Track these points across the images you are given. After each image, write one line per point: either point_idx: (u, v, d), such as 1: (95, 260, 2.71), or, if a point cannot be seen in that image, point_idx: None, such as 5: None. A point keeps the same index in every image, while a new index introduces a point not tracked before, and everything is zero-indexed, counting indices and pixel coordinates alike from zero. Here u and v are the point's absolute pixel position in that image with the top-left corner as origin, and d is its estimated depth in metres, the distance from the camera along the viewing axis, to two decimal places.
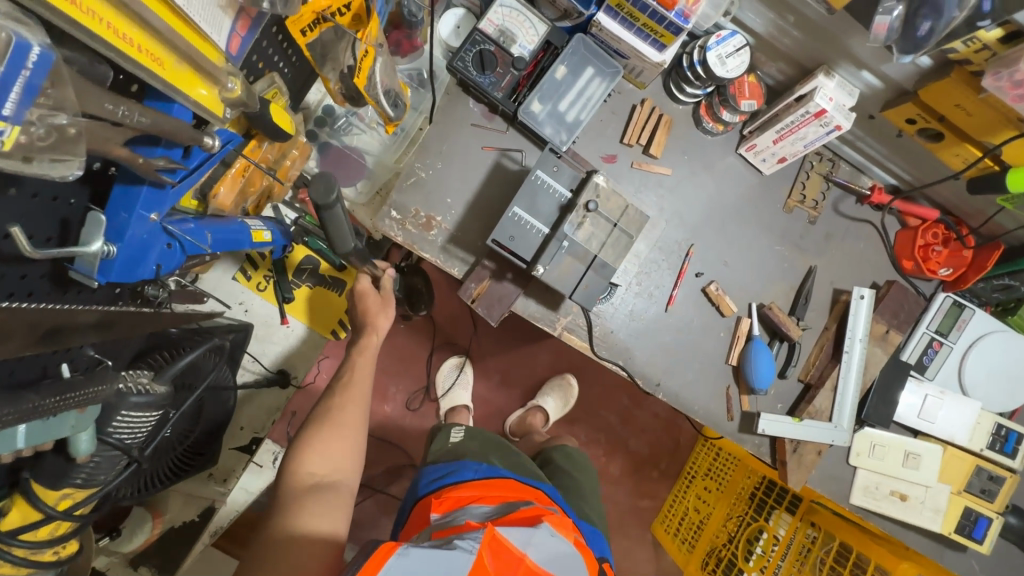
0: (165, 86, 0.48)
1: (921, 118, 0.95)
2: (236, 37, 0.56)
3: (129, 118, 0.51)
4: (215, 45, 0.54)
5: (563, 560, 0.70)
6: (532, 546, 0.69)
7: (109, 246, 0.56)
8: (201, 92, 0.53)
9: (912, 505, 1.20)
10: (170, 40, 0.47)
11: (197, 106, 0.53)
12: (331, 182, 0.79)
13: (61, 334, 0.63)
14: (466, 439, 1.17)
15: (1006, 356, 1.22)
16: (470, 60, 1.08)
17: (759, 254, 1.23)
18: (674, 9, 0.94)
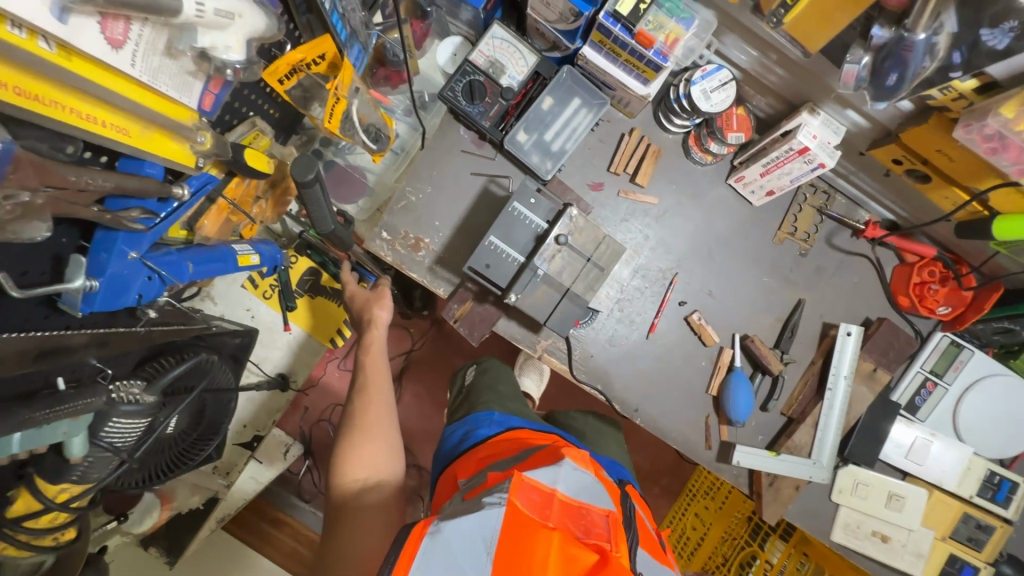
0: (134, 150, 0.60)
1: (907, 160, 0.93)
2: (208, 94, 0.70)
3: (91, 183, 0.59)
4: (188, 107, 0.67)
5: (592, 489, 0.65)
6: (560, 480, 0.64)
7: (91, 282, 0.66)
8: (172, 146, 0.66)
9: (893, 548, 1.18)
10: (133, 111, 0.59)
11: (170, 159, 0.66)
12: (314, 160, 0.84)
13: (58, 354, 0.71)
14: (479, 374, 1.14)
15: (1003, 401, 1.18)
16: (460, 90, 1.12)
17: (745, 285, 1.23)
18: (652, 47, 0.95)
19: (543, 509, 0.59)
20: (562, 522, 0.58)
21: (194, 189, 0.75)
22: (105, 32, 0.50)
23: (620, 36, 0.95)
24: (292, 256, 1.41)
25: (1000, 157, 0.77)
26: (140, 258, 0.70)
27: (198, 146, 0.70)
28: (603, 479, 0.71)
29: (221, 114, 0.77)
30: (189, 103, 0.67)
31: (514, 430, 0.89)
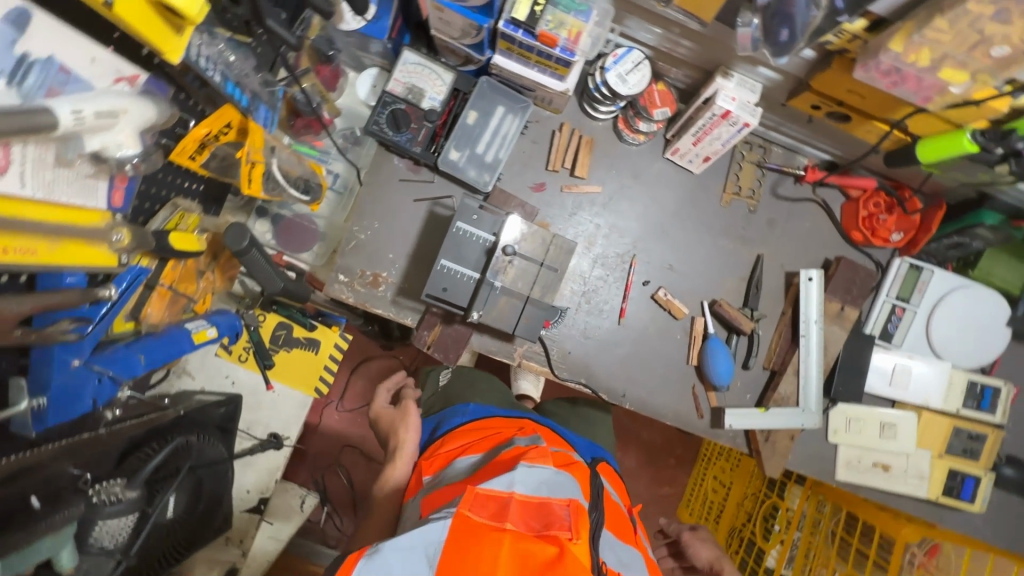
0: (44, 264, 0.59)
1: (823, 104, 0.96)
2: (116, 191, 0.70)
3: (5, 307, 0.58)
4: (96, 210, 0.66)
5: (551, 482, 0.70)
6: (517, 482, 0.68)
7: (36, 401, 0.67)
8: (89, 252, 0.65)
9: (896, 475, 1.20)
10: (37, 228, 0.58)
11: (90, 265, 0.66)
12: (244, 229, 0.84)
13: (22, 475, 0.70)
14: (452, 377, 1.26)
15: (971, 312, 1.20)
16: (384, 121, 1.12)
17: (703, 252, 1.24)
18: (557, 45, 0.96)
19: (498, 513, 0.64)
20: (521, 520, 0.64)
21: (122, 285, 0.75)
22: None
23: (524, 40, 0.97)
24: (260, 314, 1.41)
25: (902, 89, 0.80)
26: (84, 363, 0.71)
27: (116, 245, 0.69)
28: (564, 467, 0.77)
29: (137, 207, 0.76)
30: (96, 205, 0.67)
31: (483, 418, 1.00)
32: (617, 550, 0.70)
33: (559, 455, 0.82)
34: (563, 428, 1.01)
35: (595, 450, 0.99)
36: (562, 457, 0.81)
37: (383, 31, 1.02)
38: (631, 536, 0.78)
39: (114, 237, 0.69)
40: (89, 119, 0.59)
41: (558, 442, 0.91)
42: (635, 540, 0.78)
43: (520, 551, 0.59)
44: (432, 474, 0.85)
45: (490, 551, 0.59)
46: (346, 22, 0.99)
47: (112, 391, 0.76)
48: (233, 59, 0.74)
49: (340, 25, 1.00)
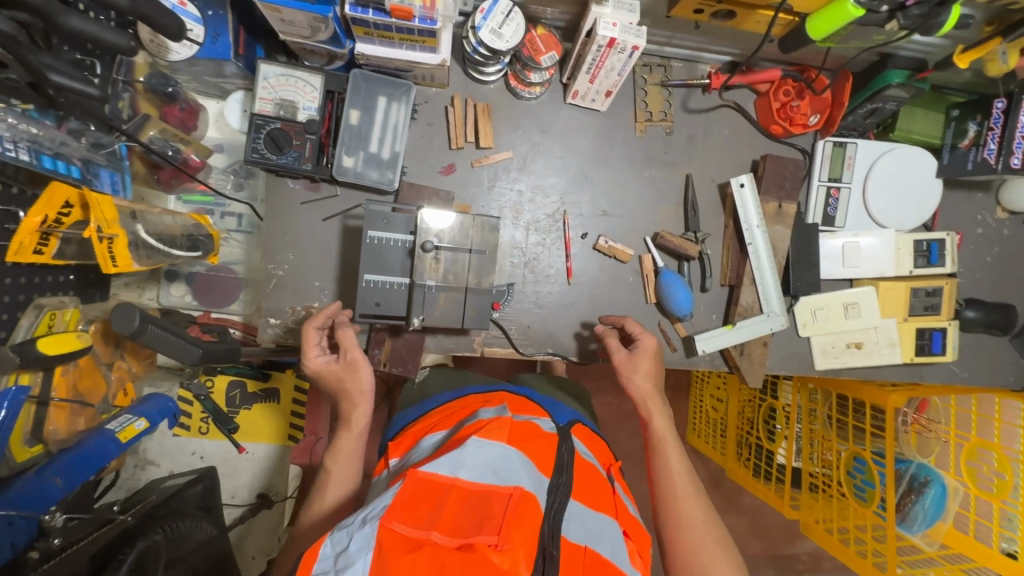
0: None
1: (705, 6, 0.90)
2: None
3: None
4: None
5: (499, 462, 0.69)
6: (461, 467, 0.67)
7: None
8: None
9: (869, 350, 1.22)
10: None
11: None
12: (132, 309, 0.75)
13: None
14: (430, 377, 1.21)
15: (901, 173, 1.20)
16: (262, 145, 1.02)
17: (633, 188, 1.20)
18: (414, 17, 0.87)
19: (428, 519, 0.62)
20: (450, 526, 0.61)
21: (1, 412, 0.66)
22: None
23: (378, 20, 0.88)
24: (207, 380, 1.32)
25: None
26: None
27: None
28: (522, 441, 0.77)
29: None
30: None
31: (463, 397, 1.01)
32: (576, 522, 0.70)
33: (523, 425, 0.82)
34: (539, 394, 1.01)
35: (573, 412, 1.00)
36: (526, 428, 0.81)
37: (227, 50, 0.92)
38: (605, 499, 0.79)
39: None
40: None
41: (533, 409, 0.92)
42: (611, 502, 0.80)
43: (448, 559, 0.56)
44: (397, 456, 0.87)
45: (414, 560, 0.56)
46: (175, 50, 0.89)
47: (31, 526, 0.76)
48: (37, 130, 0.67)
49: (166, 55, 0.89)
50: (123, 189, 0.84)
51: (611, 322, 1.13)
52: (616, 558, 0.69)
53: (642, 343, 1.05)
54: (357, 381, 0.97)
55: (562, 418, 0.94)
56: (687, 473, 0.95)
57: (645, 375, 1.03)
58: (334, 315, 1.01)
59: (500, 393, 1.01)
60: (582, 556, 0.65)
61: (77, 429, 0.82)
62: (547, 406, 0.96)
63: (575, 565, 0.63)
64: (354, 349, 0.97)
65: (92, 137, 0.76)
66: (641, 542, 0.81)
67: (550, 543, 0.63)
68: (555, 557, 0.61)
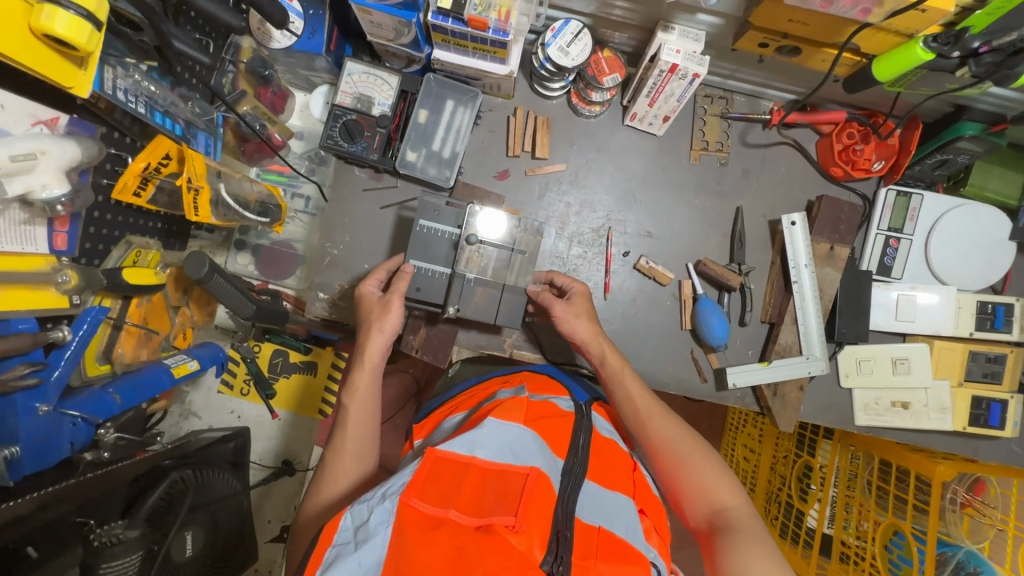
0: None
1: (770, 40, 0.92)
2: (58, 234, 0.68)
3: None
4: (36, 255, 0.65)
5: (512, 449, 0.71)
6: (478, 448, 0.70)
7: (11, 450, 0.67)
8: (34, 298, 0.65)
9: (917, 412, 1.15)
10: None
11: (37, 310, 0.65)
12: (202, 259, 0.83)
13: None
14: (460, 368, 1.21)
15: (967, 230, 1.15)
16: (338, 133, 1.12)
17: (681, 214, 1.21)
18: (488, 28, 0.94)
19: (449, 497, 0.63)
20: (466, 509, 0.62)
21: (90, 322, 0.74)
22: None
23: (455, 28, 0.95)
24: (255, 345, 1.41)
25: (838, 6, 0.75)
26: (51, 409, 0.72)
27: (63, 286, 0.68)
28: (534, 423, 0.80)
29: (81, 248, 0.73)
30: (37, 250, 0.65)
31: (484, 380, 1.06)
32: (592, 505, 0.72)
33: (540, 406, 0.86)
34: (563, 375, 1.05)
35: (588, 392, 1.04)
36: (543, 409, 0.86)
37: (320, 45, 1.02)
38: (624, 481, 0.82)
39: (59, 278, 0.67)
40: (2, 163, 0.56)
41: (551, 389, 0.96)
42: (631, 486, 0.83)
43: (472, 534, 0.58)
44: (421, 438, 0.90)
45: (432, 538, 0.57)
46: (276, 39, 0.99)
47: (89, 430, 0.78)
48: (154, 89, 0.76)
49: (270, 43, 1.00)
50: (214, 152, 0.94)
51: (540, 280, 1.10)
52: (631, 537, 0.70)
53: (574, 296, 1.04)
54: (383, 318, 0.97)
55: (582, 397, 0.98)
56: (648, 398, 0.94)
57: (582, 319, 1.02)
58: (396, 266, 1.06)
59: (522, 373, 1.05)
60: (595, 537, 0.66)
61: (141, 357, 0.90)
62: (568, 383, 1.00)
63: (588, 546, 0.64)
64: (396, 292, 0.98)
65: (195, 105, 0.88)
66: (657, 519, 0.82)
67: (563, 525, 0.65)
68: (567, 539, 0.63)
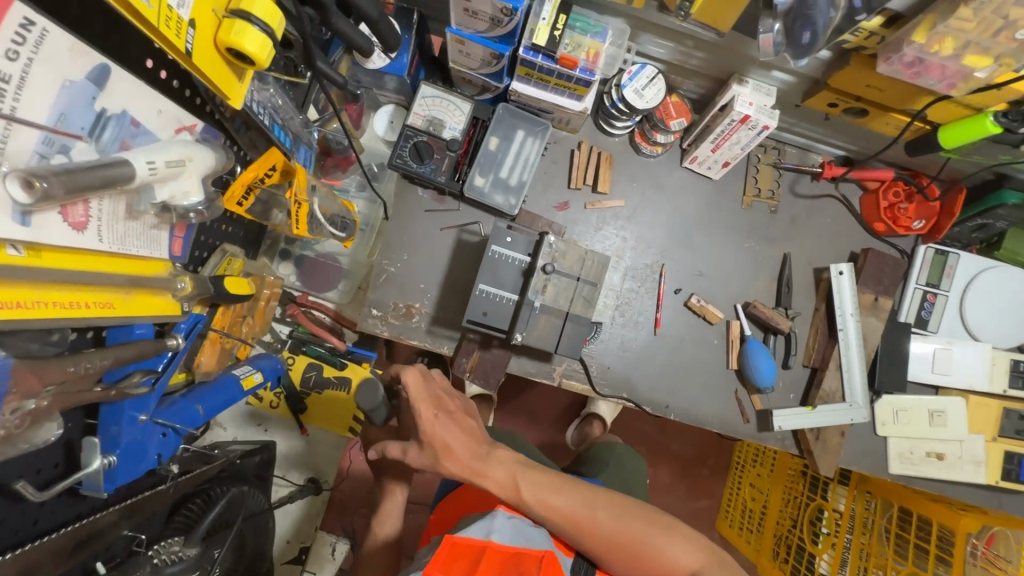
0: (122, 318, 0.55)
1: (841, 101, 0.97)
2: (177, 240, 0.64)
3: (85, 365, 0.56)
4: (158, 259, 0.61)
5: (524, 538, 0.76)
6: (493, 532, 0.75)
7: (107, 459, 0.62)
8: (156, 302, 0.60)
9: (951, 463, 1.18)
10: (113, 282, 0.53)
11: (158, 316, 0.60)
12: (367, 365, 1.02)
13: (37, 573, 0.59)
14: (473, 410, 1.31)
15: (1001, 291, 1.21)
16: (407, 154, 1.13)
17: (732, 256, 1.25)
18: (577, 67, 0.97)
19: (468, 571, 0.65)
20: None
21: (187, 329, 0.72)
22: (68, 219, 0.48)
23: (544, 64, 0.98)
24: (289, 357, 1.37)
25: (926, 78, 0.79)
26: (149, 419, 0.67)
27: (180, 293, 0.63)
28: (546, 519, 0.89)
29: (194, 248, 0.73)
30: (159, 255, 0.62)
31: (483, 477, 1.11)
32: None
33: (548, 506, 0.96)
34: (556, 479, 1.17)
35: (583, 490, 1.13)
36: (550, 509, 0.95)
37: (403, 68, 1.05)
38: None
39: (177, 285, 0.64)
40: (160, 167, 0.54)
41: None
42: None
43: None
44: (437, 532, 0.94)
45: None
46: (373, 61, 1.03)
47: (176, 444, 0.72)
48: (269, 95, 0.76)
49: (366, 64, 1.04)
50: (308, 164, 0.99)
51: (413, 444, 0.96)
52: None
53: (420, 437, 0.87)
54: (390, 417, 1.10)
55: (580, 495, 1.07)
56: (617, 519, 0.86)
57: (451, 451, 0.87)
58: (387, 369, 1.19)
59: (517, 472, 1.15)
60: None
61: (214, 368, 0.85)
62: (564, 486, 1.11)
63: None
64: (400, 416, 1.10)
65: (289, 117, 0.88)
66: None
67: None
68: None
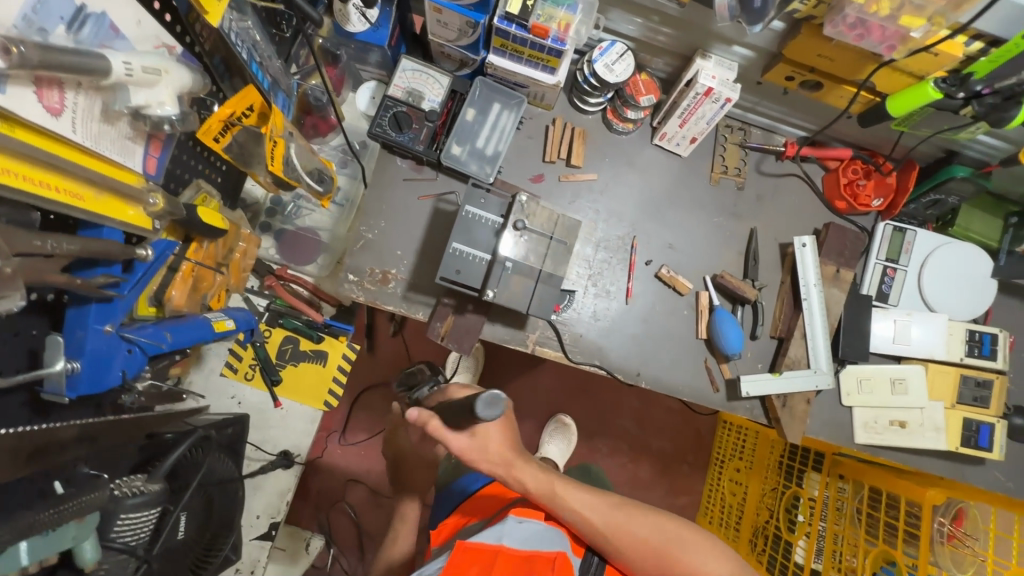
0: (90, 213, 0.56)
1: (797, 73, 1.03)
2: (151, 158, 0.69)
3: (58, 249, 0.56)
4: (132, 170, 0.65)
5: (536, 542, 0.89)
6: (504, 536, 0.89)
7: (71, 363, 0.64)
8: (131, 212, 0.62)
9: (913, 430, 1.21)
10: (84, 176, 0.56)
11: (129, 224, 0.62)
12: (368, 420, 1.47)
13: (43, 456, 0.63)
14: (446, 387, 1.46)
15: (957, 265, 1.26)
16: (386, 123, 1.17)
17: (701, 230, 1.29)
18: (549, 36, 1.03)
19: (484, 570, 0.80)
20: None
21: (159, 251, 0.74)
22: (43, 101, 0.50)
23: (518, 34, 1.03)
24: (265, 329, 1.37)
25: (869, 41, 0.85)
26: (117, 331, 0.68)
27: (152, 208, 0.65)
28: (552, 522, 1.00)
29: (169, 171, 0.75)
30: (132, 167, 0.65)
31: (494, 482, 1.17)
32: None
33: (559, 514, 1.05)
34: None
35: None
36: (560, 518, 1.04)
37: (383, 38, 1.10)
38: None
39: (149, 199, 0.65)
40: (135, 70, 0.59)
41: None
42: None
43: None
44: (439, 544, 1.04)
45: None
46: (352, 22, 1.07)
47: (143, 363, 0.72)
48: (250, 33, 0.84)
49: (346, 26, 1.08)
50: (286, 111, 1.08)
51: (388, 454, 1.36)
52: None
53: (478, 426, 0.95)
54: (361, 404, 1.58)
55: None
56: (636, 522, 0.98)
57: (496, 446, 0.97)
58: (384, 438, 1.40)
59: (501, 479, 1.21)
60: None
61: (188, 307, 0.85)
62: None
63: None
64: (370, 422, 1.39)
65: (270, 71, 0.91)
66: None
67: None
68: None
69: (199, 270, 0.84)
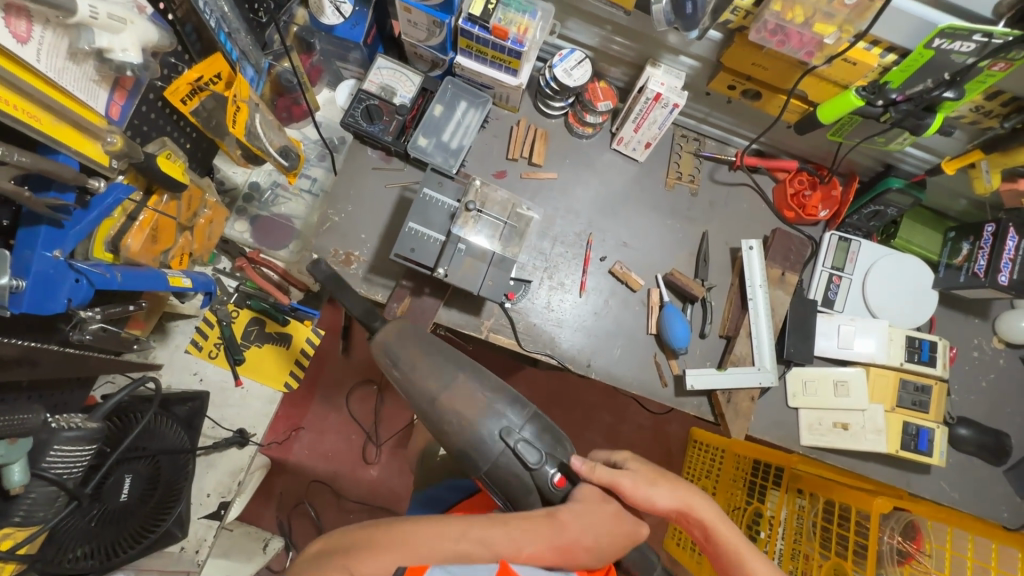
0: (48, 135, 0.73)
1: (737, 82, 1.11)
2: (114, 104, 0.88)
3: (14, 158, 0.68)
4: (94, 110, 0.82)
5: None
6: None
7: (15, 280, 0.73)
8: (88, 147, 0.80)
9: (855, 433, 1.24)
10: (44, 102, 0.72)
11: (87, 156, 0.80)
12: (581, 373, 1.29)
13: None
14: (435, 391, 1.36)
15: (900, 274, 1.31)
16: (359, 114, 1.25)
17: (656, 231, 1.35)
18: (508, 38, 1.11)
19: None
20: None
21: (116, 188, 0.87)
22: (14, 29, 0.66)
23: (480, 35, 1.12)
24: (233, 309, 1.37)
25: (790, 47, 0.96)
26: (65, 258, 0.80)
27: (109, 145, 0.83)
28: None
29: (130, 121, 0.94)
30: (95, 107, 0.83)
31: None
32: None
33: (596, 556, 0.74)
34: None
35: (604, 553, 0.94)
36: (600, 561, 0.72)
37: (359, 35, 1.22)
38: None
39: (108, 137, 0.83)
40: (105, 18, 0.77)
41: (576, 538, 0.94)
42: None
43: None
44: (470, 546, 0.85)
45: None
46: (327, 16, 1.21)
47: (87, 293, 0.83)
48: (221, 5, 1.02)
49: (321, 19, 1.22)
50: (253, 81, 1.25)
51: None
52: None
53: None
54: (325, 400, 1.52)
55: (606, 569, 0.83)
56: None
57: None
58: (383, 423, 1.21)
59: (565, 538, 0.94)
60: None
61: (144, 259, 0.98)
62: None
63: None
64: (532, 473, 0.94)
65: None
66: None
67: None
68: None
69: (158, 221, 0.98)
